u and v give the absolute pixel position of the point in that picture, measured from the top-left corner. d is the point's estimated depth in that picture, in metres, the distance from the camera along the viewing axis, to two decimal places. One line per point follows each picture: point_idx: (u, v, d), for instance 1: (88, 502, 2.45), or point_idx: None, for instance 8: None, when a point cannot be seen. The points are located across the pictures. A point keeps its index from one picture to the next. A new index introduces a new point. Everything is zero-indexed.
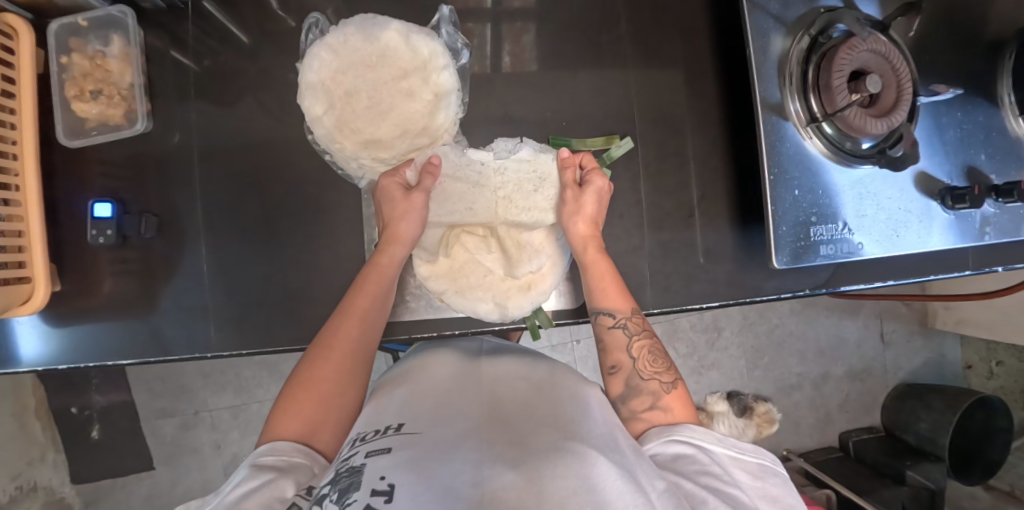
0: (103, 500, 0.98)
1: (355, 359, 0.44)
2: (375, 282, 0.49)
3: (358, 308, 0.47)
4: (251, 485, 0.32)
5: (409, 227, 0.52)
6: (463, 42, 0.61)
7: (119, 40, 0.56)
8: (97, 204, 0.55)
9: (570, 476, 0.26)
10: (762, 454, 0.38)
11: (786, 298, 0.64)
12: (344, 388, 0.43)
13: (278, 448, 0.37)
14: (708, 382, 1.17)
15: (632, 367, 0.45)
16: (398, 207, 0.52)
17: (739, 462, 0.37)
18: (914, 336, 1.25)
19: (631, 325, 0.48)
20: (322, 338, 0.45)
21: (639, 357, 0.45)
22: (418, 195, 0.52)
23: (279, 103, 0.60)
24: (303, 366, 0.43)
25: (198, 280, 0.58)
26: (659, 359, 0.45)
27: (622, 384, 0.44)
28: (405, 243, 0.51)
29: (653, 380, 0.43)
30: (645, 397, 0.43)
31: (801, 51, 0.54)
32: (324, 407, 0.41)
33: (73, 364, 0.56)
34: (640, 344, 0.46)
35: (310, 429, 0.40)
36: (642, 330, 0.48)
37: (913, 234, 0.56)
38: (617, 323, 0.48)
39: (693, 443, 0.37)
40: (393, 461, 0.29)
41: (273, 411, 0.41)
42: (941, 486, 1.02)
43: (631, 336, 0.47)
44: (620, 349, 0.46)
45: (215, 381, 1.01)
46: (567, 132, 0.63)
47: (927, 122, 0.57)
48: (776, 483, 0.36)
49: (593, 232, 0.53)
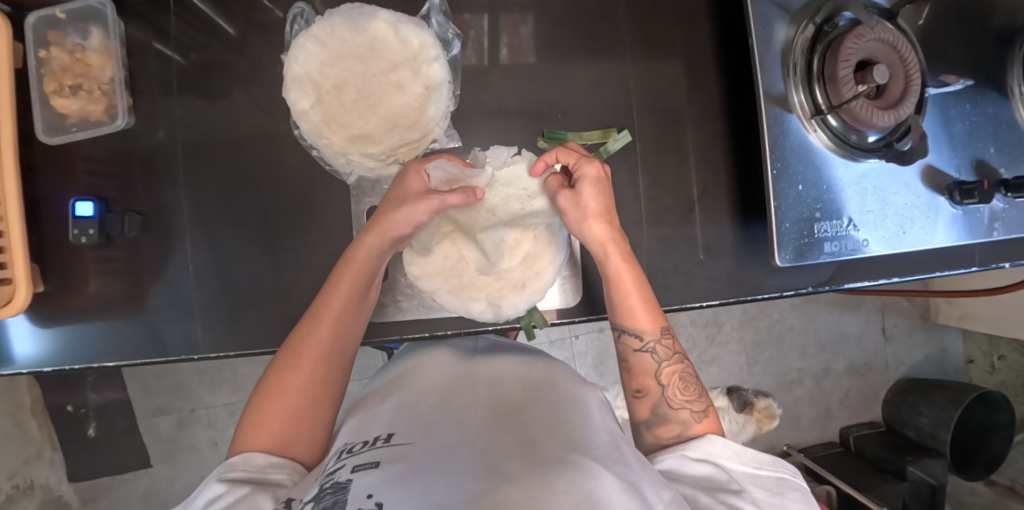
0: (101, 499, 0.97)
1: (325, 365, 0.44)
2: (349, 282, 0.46)
3: (330, 311, 0.45)
4: (228, 501, 0.34)
5: (400, 222, 0.47)
6: (454, 32, 0.58)
7: (98, 33, 0.55)
8: (79, 202, 0.53)
9: (570, 490, 0.24)
10: (783, 467, 0.38)
11: (789, 296, 0.63)
12: (315, 397, 0.43)
13: (255, 461, 0.38)
14: (708, 377, 1.16)
15: (661, 395, 0.43)
16: (396, 199, 0.48)
17: (756, 479, 0.37)
18: (916, 330, 1.24)
19: (660, 349, 0.45)
20: (290, 345, 0.44)
21: (669, 385, 0.44)
22: (430, 202, 0.47)
23: (267, 98, 0.58)
24: (272, 375, 0.43)
25: (185, 280, 0.56)
26: (690, 386, 0.43)
27: (649, 410, 0.43)
28: (386, 238, 0.47)
29: (684, 409, 0.42)
30: (674, 426, 0.42)
31: (806, 40, 0.52)
32: (293, 420, 0.41)
33: (59, 366, 0.54)
34: (671, 369, 0.44)
35: (280, 441, 0.40)
36: (672, 356, 0.45)
37: (919, 230, 0.54)
38: (644, 347, 0.45)
39: (710, 460, 0.38)
40: (380, 476, 0.28)
41: (242, 423, 0.41)
42: (942, 483, 1.01)
43: (661, 361, 0.45)
44: (648, 374, 0.44)
45: (211, 378, 1.00)
46: (564, 126, 0.61)
47: (935, 115, 0.55)
48: (796, 499, 0.36)
49: (613, 236, 0.48)
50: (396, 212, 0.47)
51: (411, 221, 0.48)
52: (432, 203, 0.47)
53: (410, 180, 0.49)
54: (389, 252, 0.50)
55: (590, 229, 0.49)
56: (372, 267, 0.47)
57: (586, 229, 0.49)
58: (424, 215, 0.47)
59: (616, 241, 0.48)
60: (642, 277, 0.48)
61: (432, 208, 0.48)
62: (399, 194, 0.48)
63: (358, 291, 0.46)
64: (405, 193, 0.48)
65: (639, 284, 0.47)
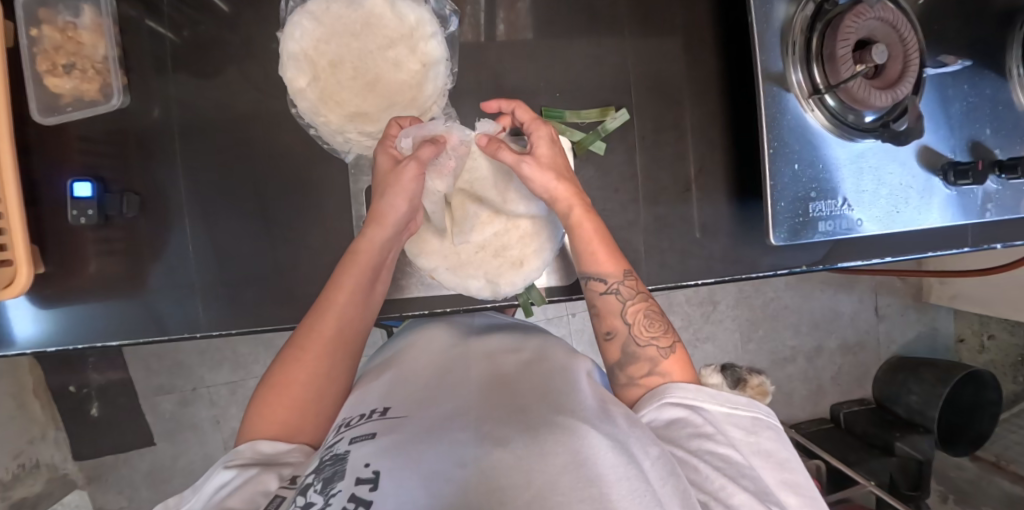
0: (106, 476, 0.99)
1: (328, 359, 0.44)
2: (353, 276, 0.47)
3: (334, 306, 0.46)
4: (236, 483, 0.35)
5: (393, 205, 0.48)
6: (451, 8, 0.56)
7: (89, 10, 0.54)
8: (76, 182, 0.53)
9: (561, 451, 0.25)
10: (756, 407, 0.40)
11: (783, 274, 0.64)
12: (322, 391, 0.44)
13: (261, 449, 0.39)
14: (703, 355, 1.17)
15: (629, 333, 0.45)
16: (385, 186, 0.48)
17: (733, 419, 0.38)
18: (908, 309, 1.25)
19: (624, 290, 0.47)
20: (295, 339, 0.45)
21: (634, 323, 0.45)
22: (410, 168, 0.48)
23: (264, 75, 0.58)
24: (276, 369, 0.44)
25: (184, 259, 0.57)
26: (654, 322, 0.45)
27: (619, 350, 0.45)
28: (388, 226, 0.48)
29: (650, 346, 0.44)
30: (643, 363, 0.43)
31: (806, 18, 0.51)
32: (298, 410, 0.42)
33: (62, 346, 0.55)
34: (635, 308, 0.46)
35: (287, 429, 0.41)
36: (636, 294, 0.47)
37: (913, 209, 0.55)
38: (608, 289, 0.48)
39: (687, 405, 0.38)
40: (377, 447, 0.28)
41: (250, 412, 0.42)
42: (929, 456, 1.03)
43: (625, 301, 0.47)
44: (614, 315, 0.47)
45: (212, 357, 1.01)
46: (562, 104, 0.61)
47: (933, 96, 0.55)
48: (769, 436, 0.38)
49: (577, 193, 0.50)
50: (388, 195, 0.47)
51: (403, 197, 0.48)
52: (410, 167, 0.48)
53: (381, 162, 0.49)
54: (394, 242, 0.50)
55: (545, 188, 0.50)
56: (376, 257, 0.48)
57: (548, 188, 0.50)
58: (412, 184, 0.48)
59: (575, 198, 0.50)
60: (602, 227, 0.50)
61: (415, 172, 0.48)
62: (381, 179, 0.49)
63: (364, 283, 0.47)
64: (385, 176, 0.49)
65: (598, 232, 0.49)
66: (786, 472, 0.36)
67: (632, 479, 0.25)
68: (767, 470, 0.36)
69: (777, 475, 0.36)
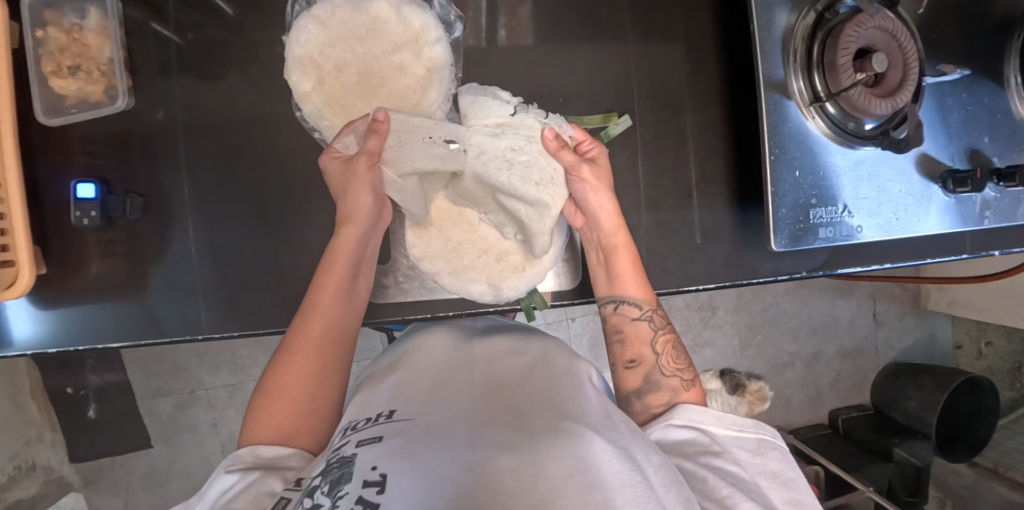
0: (102, 479, 0.98)
1: (318, 359, 0.45)
2: (334, 274, 0.48)
3: (320, 307, 0.46)
4: (238, 487, 0.35)
5: (358, 202, 0.49)
6: (455, 14, 0.57)
7: (94, 11, 0.54)
8: (79, 183, 0.53)
9: (566, 457, 0.25)
10: (762, 429, 0.40)
11: (783, 280, 0.64)
12: (316, 393, 0.44)
13: (262, 454, 0.38)
14: (702, 360, 1.18)
15: (655, 363, 0.46)
16: (347, 186, 0.49)
17: (738, 441, 0.39)
18: (906, 315, 1.26)
19: (656, 318, 0.49)
20: (285, 343, 0.45)
21: (662, 354, 0.47)
22: (360, 160, 0.48)
23: (268, 79, 0.58)
24: (269, 376, 0.44)
25: (186, 262, 0.57)
26: (680, 356, 0.47)
27: (640, 378, 0.45)
28: (360, 222, 0.50)
29: (675, 377, 0.45)
30: (664, 393, 0.44)
31: (807, 27, 0.52)
32: (294, 414, 0.42)
33: (62, 348, 0.55)
34: (663, 340, 0.48)
35: (284, 433, 0.41)
36: (664, 326, 0.49)
37: (912, 216, 0.55)
38: (641, 315, 0.49)
39: (696, 427, 0.39)
40: (384, 450, 0.28)
41: (247, 419, 0.42)
42: (928, 463, 1.04)
43: (656, 329, 0.48)
44: (643, 342, 0.48)
45: (210, 360, 1.01)
46: (564, 110, 0.62)
47: (933, 104, 0.56)
48: (776, 457, 0.38)
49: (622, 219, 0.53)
50: (353, 193, 0.49)
51: (367, 189, 0.49)
52: (363, 161, 0.48)
53: (332, 167, 0.49)
54: (371, 239, 0.52)
55: (599, 202, 0.52)
56: (354, 253, 0.49)
57: (602, 204, 0.52)
58: (369, 175, 0.48)
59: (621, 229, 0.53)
60: (637, 257, 0.53)
61: (367, 163, 0.48)
62: (338, 179, 0.49)
63: (344, 281, 0.48)
64: (341, 177, 0.49)
65: (634, 263, 0.52)
66: (792, 492, 0.36)
67: (635, 485, 0.25)
68: (774, 490, 0.36)
69: (784, 494, 0.36)
